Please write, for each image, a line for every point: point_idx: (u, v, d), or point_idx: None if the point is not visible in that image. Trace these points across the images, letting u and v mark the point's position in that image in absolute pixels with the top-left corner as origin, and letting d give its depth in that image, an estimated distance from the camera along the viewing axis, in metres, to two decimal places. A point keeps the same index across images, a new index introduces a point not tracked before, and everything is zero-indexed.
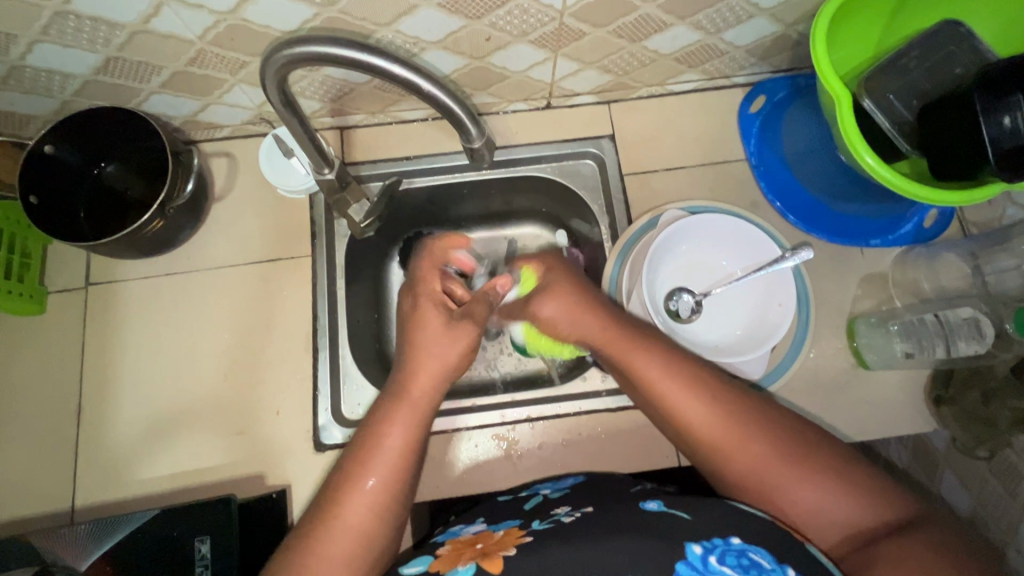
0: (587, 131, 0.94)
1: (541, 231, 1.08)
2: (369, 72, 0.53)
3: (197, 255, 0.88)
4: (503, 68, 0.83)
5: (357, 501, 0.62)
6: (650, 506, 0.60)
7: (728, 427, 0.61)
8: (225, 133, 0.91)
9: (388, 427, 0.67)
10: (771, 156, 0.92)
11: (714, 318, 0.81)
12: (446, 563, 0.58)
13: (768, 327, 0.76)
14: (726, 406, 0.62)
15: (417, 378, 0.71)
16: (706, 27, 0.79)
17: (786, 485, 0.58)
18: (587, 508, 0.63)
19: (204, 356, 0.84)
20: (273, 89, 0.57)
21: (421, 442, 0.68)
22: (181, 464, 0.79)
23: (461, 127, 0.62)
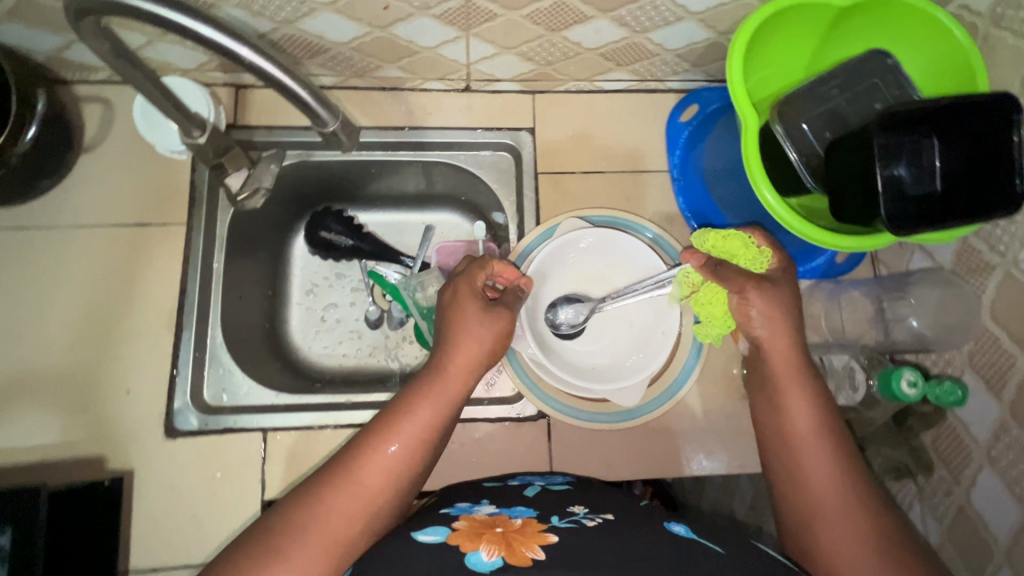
0: (506, 120, 0.88)
1: (460, 220, 1.07)
2: (192, 39, 0.46)
3: (57, 210, 0.79)
4: (411, 41, 0.75)
5: (376, 466, 0.57)
6: (676, 528, 0.58)
7: (826, 459, 0.58)
8: (102, 77, 0.82)
9: (425, 401, 0.62)
10: (693, 170, 0.87)
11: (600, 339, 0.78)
12: (465, 538, 0.53)
13: (647, 354, 0.75)
14: (838, 445, 0.58)
15: (459, 350, 0.65)
16: (631, 24, 0.73)
17: (843, 533, 0.54)
18: (608, 514, 0.60)
19: (50, 324, 0.76)
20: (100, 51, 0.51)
21: (449, 429, 0.63)
22: (12, 439, 0.72)
23: (312, 111, 0.57)
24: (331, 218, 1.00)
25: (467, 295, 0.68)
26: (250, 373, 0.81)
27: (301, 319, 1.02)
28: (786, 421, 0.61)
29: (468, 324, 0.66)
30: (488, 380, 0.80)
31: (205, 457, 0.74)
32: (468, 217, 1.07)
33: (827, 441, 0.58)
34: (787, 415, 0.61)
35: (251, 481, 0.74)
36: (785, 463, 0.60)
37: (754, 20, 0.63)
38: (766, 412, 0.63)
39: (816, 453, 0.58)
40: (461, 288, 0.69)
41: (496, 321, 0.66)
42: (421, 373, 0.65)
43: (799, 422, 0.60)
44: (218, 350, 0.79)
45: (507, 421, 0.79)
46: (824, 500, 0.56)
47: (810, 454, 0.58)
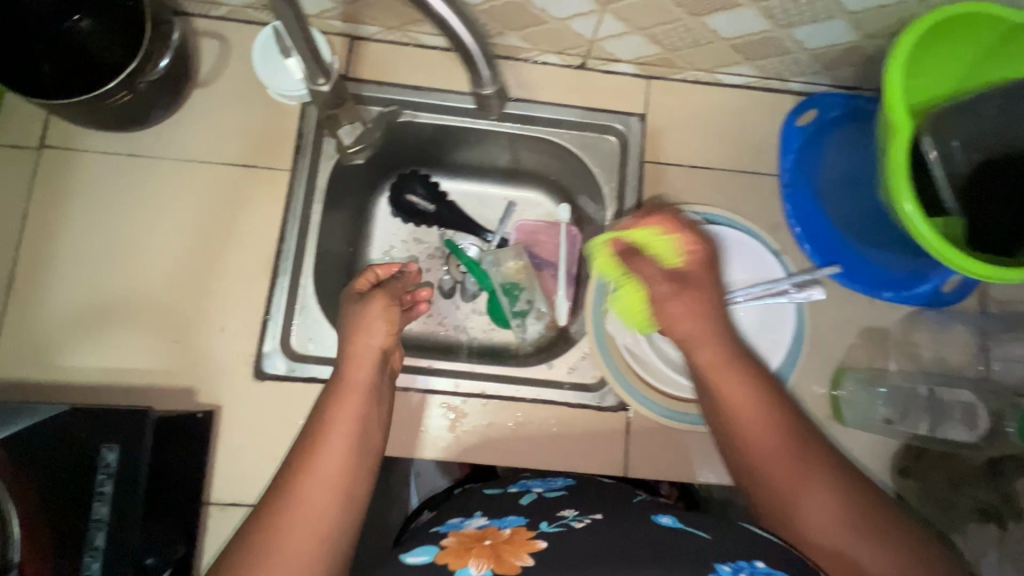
0: (618, 103, 0.86)
1: (544, 200, 1.05)
2: None
3: (166, 141, 0.80)
4: (542, 10, 0.72)
5: (312, 478, 0.58)
6: (664, 519, 0.57)
7: (792, 453, 0.59)
8: (222, 13, 0.81)
9: (338, 401, 0.63)
10: (805, 178, 0.84)
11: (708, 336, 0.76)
12: (452, 556, 0.52)
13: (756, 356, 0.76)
14: (791, 434, 0.60)
15: (351, 346, 0.67)
16: (777, 17, 0.69)
17: (816, 519, 0.56)
18: (597, 514, 0.58)
19: (152, 253, 0.77)
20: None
21: (376, 415, 0.64)
22: (109, 360, 0.74)
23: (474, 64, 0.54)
24: (418, 182, 0.98)
25: (348, 300, 0.72)
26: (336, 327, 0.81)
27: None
28: (740, 425, 0.61)
29: (354, 318, 0.68)
30: (570, 365, 0.82)
31: (289, 402, 0.75)
32: (553, 198, 1.05)
33: (778, 430, 0.60)
34: (738, 422, 0.61)
35: None
36: (755, 470, 0.60)
37: (932, 17, 0.60)
38: (711, 413, 0.65)
39: (775, 448, 0.59)
40: (346, 299, 0.72)
41: (370, 303, 0.69)
42: (331, 382, 0.66)
43: (749, 420, 0.60)
44: (309, 299, 0.80)
45: (587, 408, 0.79)
46: (807, 503, 0.56)
47: (783, 458, 0.58)
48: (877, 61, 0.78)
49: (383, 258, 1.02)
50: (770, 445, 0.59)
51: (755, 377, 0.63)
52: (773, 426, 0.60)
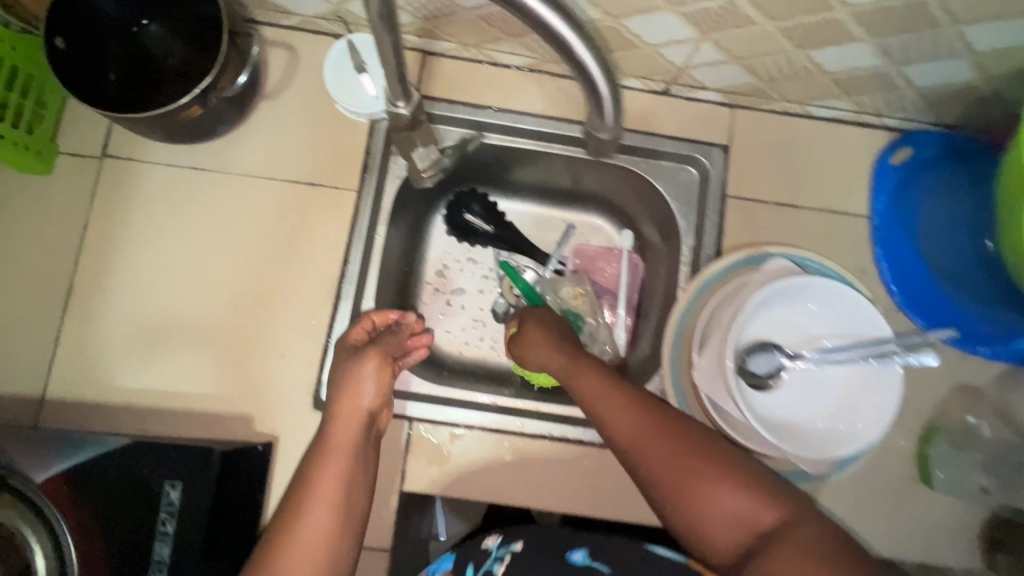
0: (701, 132, 0.81)
1: (604, 226, 0.92)
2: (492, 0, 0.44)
3: (231, 155, 0.77)
4: (637, 36, 0.68)
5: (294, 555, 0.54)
6: (576, 556, 0.59)
7: (651, 425, 0.57)
8: (293, 22, 0.78)
9: (327, 463, 0.59)
10: (897, 220, 0.79)
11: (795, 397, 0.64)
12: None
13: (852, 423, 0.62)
14: (647, 411, 0.58)
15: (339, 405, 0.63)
16: (893, 54, 0.64)
17: (711, 491, 0.53)
18: (517, 544, 0.61)
19: (213, 273, 0.74)
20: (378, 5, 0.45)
21: (361, 475, 0.61)
22: (167, 383, 0.72)
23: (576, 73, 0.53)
24: (476, 201, 0.88)
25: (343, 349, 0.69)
26: None
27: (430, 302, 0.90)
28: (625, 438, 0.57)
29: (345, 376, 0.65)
30: None
31: None
32: (615, 223, 0.92)
33: (644, 412, 0.58)
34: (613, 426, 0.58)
35: None
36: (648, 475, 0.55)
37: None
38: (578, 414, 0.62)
39: (632, 424, 0.57)
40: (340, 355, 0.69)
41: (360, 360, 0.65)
42: (314, 441, 0.63)
43: (601, 406, 0.59)
44: None
45: None
46: (677, 480, 0.53)
47: (646, 442, 0.56)
48: (990, 102, 0.72)
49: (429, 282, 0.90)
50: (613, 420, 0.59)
51: (623, 387, 0.60)
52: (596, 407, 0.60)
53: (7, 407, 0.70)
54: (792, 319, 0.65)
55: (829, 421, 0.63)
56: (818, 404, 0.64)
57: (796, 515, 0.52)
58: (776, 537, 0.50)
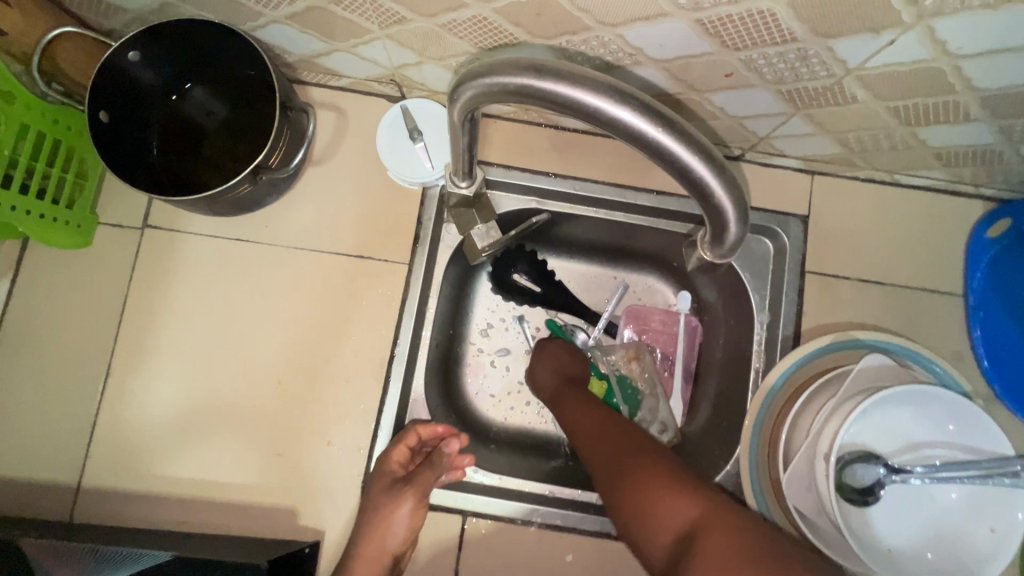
0: (777, 201, 0.75)
1: (658, 285, 0.79)
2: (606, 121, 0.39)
3: (276, 225, 0.72)
4: (720, 108, 0.62)
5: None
6: None
7: (614, 431, 0.57)
8: (342, 83, 0.73)
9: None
10: (997, 300, 0.72)
11: (897, 517, 0.58)
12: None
13: (968, 554, 0.55)
14: (615, 423, 0.58)
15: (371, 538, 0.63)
16: (1013, 134, 0.57)
17: (655, 492, 0.49)
18: None
19: (256, 352, 0.70)
20: (493, 87, 0.39)
21: None
22: (206, 471, 0.67)
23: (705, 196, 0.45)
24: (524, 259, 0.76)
25: (383, 472, 0.66)
26: None
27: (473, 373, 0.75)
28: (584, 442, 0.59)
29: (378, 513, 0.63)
30: None
31: None
32: (671, 284, 0.79)
33: (612, 422, 0.58)
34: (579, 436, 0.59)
35: (446, 567, 0.68)
36: (601, 480, 0.55)
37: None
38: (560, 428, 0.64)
39: (596, 428, 0.58)
40: (378, 475, 0.66)
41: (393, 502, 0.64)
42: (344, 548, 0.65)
43: (573, 417, 0.61)
44: (421, 407, 0.72)
45: None
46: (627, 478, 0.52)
47: (608, 445, 0.56)
48: None
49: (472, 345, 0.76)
50: (581, 430, 0.59)
51: (600, 406, 0.61)
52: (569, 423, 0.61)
53: (41, 496, 0.66)
54: (893, 427, 0.59)
55: (939, 548, 0.56)
56: (926, 523, 0.57)
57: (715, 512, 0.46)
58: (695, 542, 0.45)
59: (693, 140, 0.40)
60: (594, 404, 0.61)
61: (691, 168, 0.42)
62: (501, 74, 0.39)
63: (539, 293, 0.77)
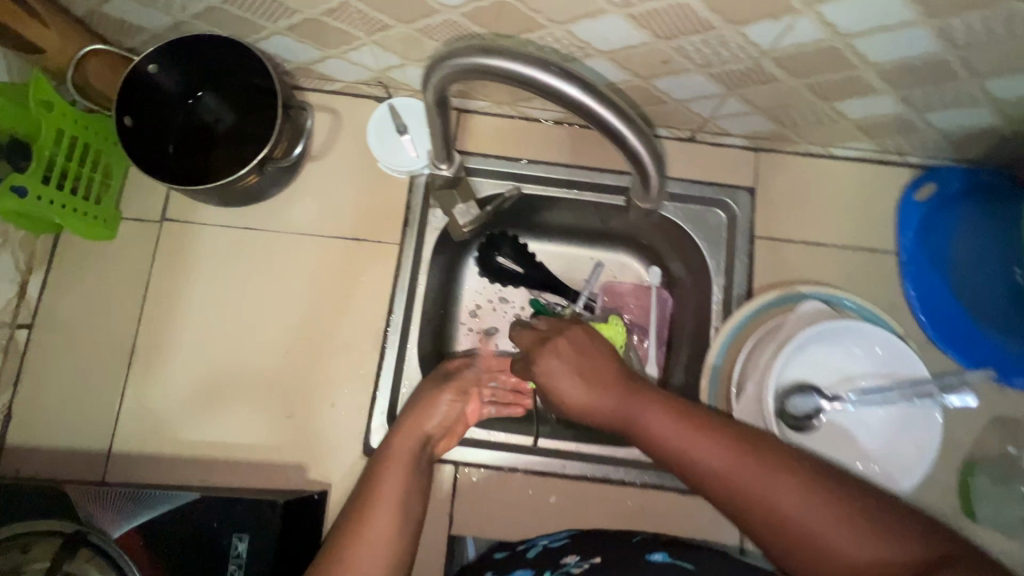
0: (726, 176, 0.84)
1: (632, 262, 0.90)
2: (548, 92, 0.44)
3: (280, 214, 0.81)
4: (665, 93, 0.71)
5: (365, 546, 0.58)
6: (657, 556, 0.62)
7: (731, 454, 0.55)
8: (335, 88, 0.82)
9: (388, 468, 0.65)
10: (926, 256, 0.80)
11: (833, 439, 0.65)
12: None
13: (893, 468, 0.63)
14: (743, 449, 0.55)
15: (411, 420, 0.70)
16: (915, 103, 0.67)
17: (838, 537, 0.49)
18: (596, 558, 0.63)
19: (266, 327, 0.78)
20: (454, 66, 0.45)
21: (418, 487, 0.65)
22: (223, 434, 0.75)
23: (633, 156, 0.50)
24: (508, 244, 0.85)
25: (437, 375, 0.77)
26: None
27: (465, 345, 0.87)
28: (709, 474, 0.55)
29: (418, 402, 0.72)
30: None
31: None
32: (643, 261, 0.90)
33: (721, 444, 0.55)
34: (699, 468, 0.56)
35: (441, 512, 0.75)
36: (746, 515, 0.53)
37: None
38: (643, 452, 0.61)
39: (720, 457, 0.55)
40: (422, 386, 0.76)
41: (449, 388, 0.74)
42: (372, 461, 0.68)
43: (679, 444, 0.57)
44: (415, 371, 0.80)
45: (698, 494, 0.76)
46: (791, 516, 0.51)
47: (750, 479, 0.53)
48: (1012, 142, 0.74)
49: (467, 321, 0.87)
50: (701, 461, 0.55)
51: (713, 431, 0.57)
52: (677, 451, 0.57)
53: (77, 461, 0.74)
54: (828, 360, 0.66)
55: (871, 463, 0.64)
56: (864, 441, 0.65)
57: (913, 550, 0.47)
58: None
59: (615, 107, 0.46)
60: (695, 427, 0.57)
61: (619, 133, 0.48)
62: (464, 56, 0.44)
63: (523, 274, 0.86)
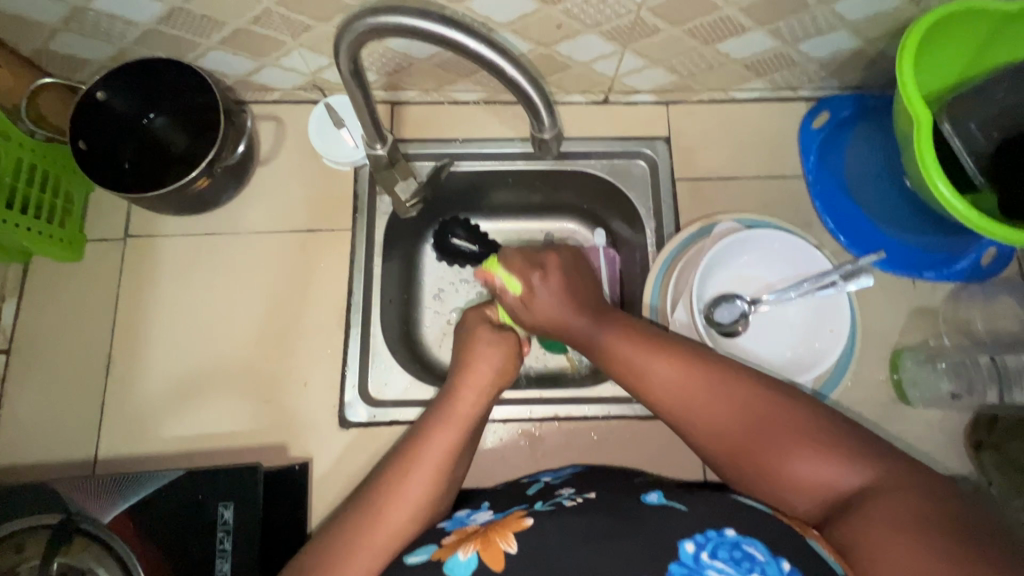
0: (643, 130, 0.91)
1: (578, 228, 0.99)
2: (409, 34, 0.51)
3: (237, 217, 0.87)
4: (569, 57, 0.80)
5: (400, 501, 0.62)
6: (651, 497, 0.60)
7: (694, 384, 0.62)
8: (276, 97, 0.89)
9: (441, 426, 0.67)
10: (830, 175, 0.88)
11: (761, 336, 0.76)
12: (448, 551, 0.57)
13: (816, 353, 0.74)
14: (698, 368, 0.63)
15: (467, 382, 0.71)
16: (784, 35, 0.76)
17: (775, 446, 0.57)
18: (590, 493, 0.63)
19: (235, 321, 0.83)
20: (349, 34, 0.52)
21: (466, 448, 0.68)
22: (204, 426, 0.79)
23: (507, 79, 0.55)
24: (458, 224, 0.89)
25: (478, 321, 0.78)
26: (408, 368, 0.85)
27: (431, 325, 0.94)
28: (663, 386, 0.64)
29: (475, 356, 0.73)
30: None
31: (375, 447, 0.79)
32: (587, 225, 0.98)
33: (680, 370, 0.63)
34: (648, 380, 0.65)
35: None
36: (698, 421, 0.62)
37: (938, 11, 0.65)
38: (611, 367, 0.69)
39: (680, 379, 0.63)
40: (468, 323, 0.79)
41: (505, 340, 0.75)
42: (427, 414, 0.69)
43: (640, 365, 0.65)
44: (381, 344, 0.85)
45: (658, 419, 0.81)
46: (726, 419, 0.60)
47: (692, 394, 0.62)
48: (880, 62, 0.83)
49: (434, 302, 0.94)
50: (658, 377, 0.64)
51: (668, 354, 0.65)
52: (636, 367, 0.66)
53: (65, 470, 0.77)
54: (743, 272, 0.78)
55: (794, 351, 0.75)
56: (784, 336, 0.76)
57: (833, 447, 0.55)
58: (864, 504, 0.52)
59: (472, 31, 0.52)
60: (655, 351, 0.65)
61: (483, 56, 0.53)
62: (350, 24, 0.52)
63: (477, 252, 0.90)
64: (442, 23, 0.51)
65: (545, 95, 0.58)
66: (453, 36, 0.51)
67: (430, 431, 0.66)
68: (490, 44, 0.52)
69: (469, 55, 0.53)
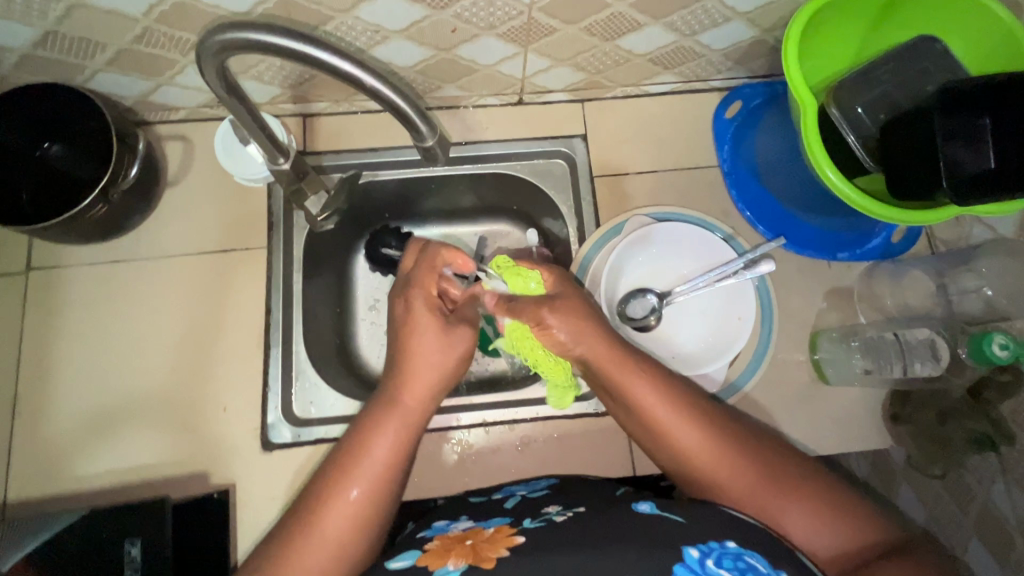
0: (559, 129, 0.91)
1: (510, 229, 0.99)
2: (259, 50, 0.50)
3: (147, 241, 0.84)
4: (472, 61, 0.79)
5: (336, 510, 0.62)
6: (642, 507, 0.60)
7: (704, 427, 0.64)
8: (180, 116, 0.87)
9: (382, 432, 0.66)
10: (743, 164, 0.90)
11: (676, 326, 0.80)
12: (435, 556, 0.57)
13: (727, 339, 0.78)
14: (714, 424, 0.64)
15: (408, 378, 0.69)
16: (681, 28, 0.76)
17: (786, 501, 0.60)
18: (579, 508, 0.63)
19: (150, 349, 0.81)
20: (209, 54, 0.51)
21: (407, 460, 0.67)
22: (122, 460, 0.77)
23: (364, 86, 0.54)
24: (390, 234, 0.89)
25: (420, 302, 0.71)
26: (334, 384, 0.84)
27: (363, 338, 0.92)
28: (676, 431, 0.64)
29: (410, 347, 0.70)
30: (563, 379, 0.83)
31: (301, 468, 0.77)
32: (519, 226, 0.98)
33: (692, 414, 0.65)
34: (661, 423, 0.65)
35: None
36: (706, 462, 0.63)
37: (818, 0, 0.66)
38: (618, 407, 0.69)
39: (695, 428, 0.64)
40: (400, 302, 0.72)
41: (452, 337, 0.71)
42: (364, 418, 0.68)
43: (655, 408, 0.65)
44: (304, 362, 0.83)
45: (586, 417, 0.81)
46: (738, 466, 0.62)
47: (708, 441, 0.63)
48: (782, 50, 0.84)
49: (365, 313, 0.93)
50: (672, 423, 0.64)
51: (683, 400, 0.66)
52: (646, 410, 0.65)
53: None
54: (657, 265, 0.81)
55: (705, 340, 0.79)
56: (695, 327, 0.80)
57: (842, 508, 0.60)
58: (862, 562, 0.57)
59: (321, 42, 0.50)
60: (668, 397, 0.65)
61: (337, 66, 0.52)
62: (205, 43, 0.50)
63: None
64: (287, 36, 0.50)
65: (414, 101, 0.57)
66: (297, 48, 0.50)
67: (360, 438, 0.66)
68: (340, 52, 0.51)
69: (322, 67, 0.51)
